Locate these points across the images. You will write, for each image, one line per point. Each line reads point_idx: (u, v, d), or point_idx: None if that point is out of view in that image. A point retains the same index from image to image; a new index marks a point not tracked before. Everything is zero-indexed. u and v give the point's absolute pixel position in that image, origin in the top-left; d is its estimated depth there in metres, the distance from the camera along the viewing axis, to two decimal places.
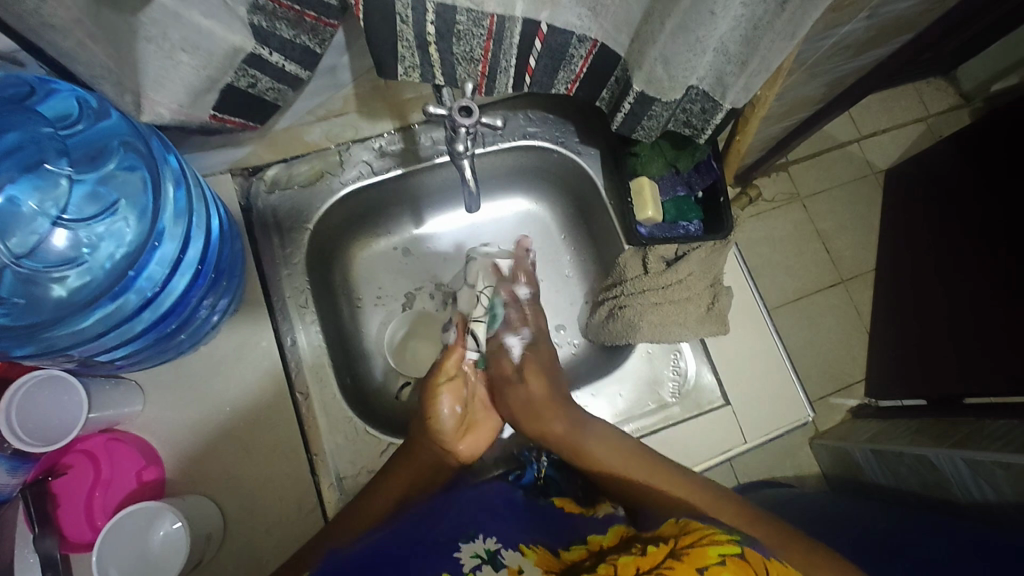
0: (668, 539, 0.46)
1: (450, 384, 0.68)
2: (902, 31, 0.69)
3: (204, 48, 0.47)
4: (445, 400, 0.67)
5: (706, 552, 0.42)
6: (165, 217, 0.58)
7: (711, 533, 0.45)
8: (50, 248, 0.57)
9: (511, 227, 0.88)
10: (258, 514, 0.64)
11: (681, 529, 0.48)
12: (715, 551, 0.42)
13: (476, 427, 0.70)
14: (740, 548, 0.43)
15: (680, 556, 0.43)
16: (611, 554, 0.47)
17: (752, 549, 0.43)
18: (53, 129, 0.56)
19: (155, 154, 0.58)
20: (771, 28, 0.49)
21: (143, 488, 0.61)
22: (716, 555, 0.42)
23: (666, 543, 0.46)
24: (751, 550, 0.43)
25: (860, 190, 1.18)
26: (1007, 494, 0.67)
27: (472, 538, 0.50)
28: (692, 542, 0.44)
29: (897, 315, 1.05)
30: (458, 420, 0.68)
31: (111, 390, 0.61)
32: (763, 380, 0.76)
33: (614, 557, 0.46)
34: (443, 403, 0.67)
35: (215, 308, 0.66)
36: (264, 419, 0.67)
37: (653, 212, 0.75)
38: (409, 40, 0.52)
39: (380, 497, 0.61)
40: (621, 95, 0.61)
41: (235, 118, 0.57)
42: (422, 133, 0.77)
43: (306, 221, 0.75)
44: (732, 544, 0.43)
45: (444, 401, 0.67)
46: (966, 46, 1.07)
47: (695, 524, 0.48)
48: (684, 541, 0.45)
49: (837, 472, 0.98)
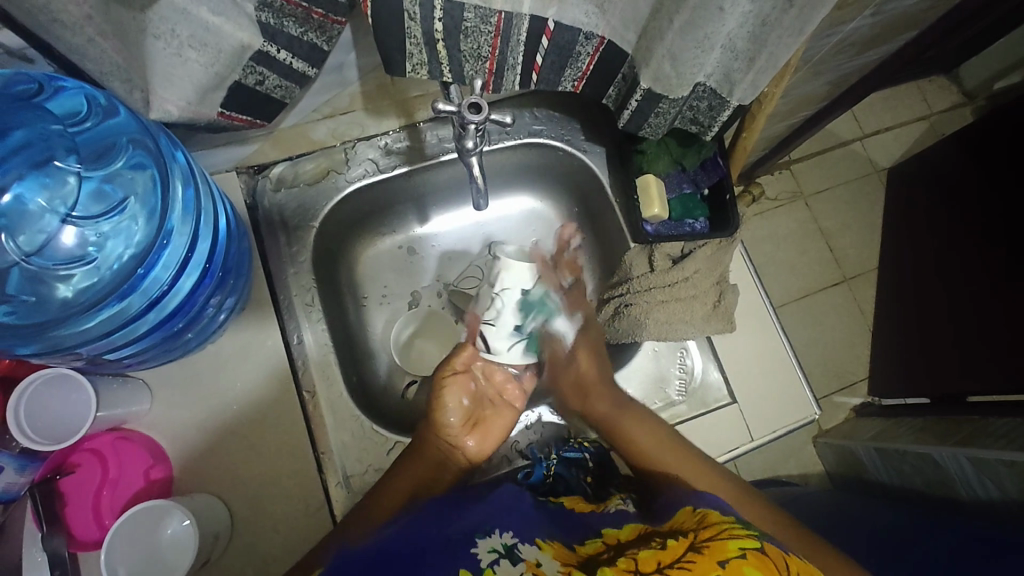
0: (687, 532, 0.46)
1: (459, 381, 0.65)
2: (908, 28, 0.69)
3: (213, 45, 0.47)
4: (451, 396, 0.64)
5: (726, 546, 0.42)
6: (174, 216, 0.58)
7: (729, 527, 0.45)
8: (58, 246, 0.57)
9: (517, 225, 0.88)
10: (266, 512, 0.64)
11: (697, 524, 0.48)
12: (736, 544, 0.42)
13: (487, 424, 0.68)
14: (760, 543, 0.43)
15: (701, 549, 0.43)
16: (631, 548, 0.47)
17: (771, 545, 0.43)
18: (62, 126, 0.56)
19: (164, 151, 0.58)
20: (779, 24, 0.49)
21: (151, 486, 0.61)
22: (736, 548, 0.42)
23: (686, 536, 0.46)
24: (770, 545, 0.43)
25: (864, 188, 1.18)
26: (1011, 492, 0.66)
27: (488, 533, 0.50)
28: (711, 537, 0.44)
29: (900, 313, 1.05)
30: (466, 417, 0.65)
31: (117, 388, 0.61)
32: (768, 378, 0.76)
33: (634, 551, 0.45)
34: (449, 398, 0.64)
35: (222, 307, 0.66)
36: (271, 418, 0.67)
37: (659, 210, 0.75)
38: (416, 37, 0.52)
39: (398, 483, 0.62)
40: (627, 92, 0.61)
41: (242, 115, 0.57)
42: (428, 130, 0.77)
43: (312, 220, 0.74)
44: (751, 539, 0.43)
45: (451, 395, 0.64)
46: (969, 43, 1.07)
47: (714, 517, 0.48)
48: (703, 534, 0.45)
49: (841, 470, 0.97)
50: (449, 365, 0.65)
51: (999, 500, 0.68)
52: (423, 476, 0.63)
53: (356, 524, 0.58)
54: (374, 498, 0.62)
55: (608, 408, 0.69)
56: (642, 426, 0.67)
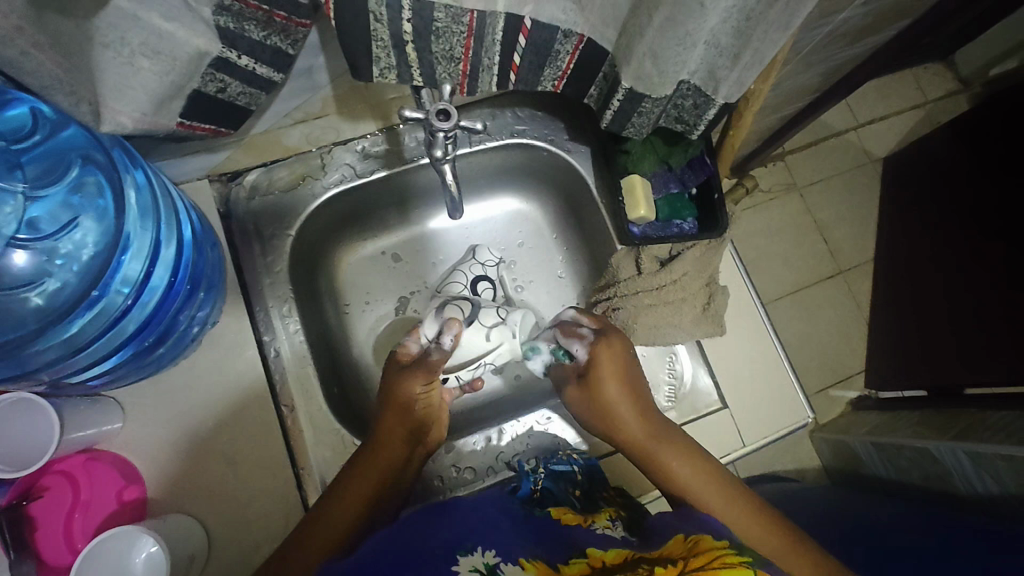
0: (676, 560, 0.45)
1: (435, 386, 0.68)
2: (899, 17, 0.67)
3: (166, 52, 0.45)
4: (412, 399, 0.66)
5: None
6: (129, 227, 0.58)
7: (721, 555, 0.45)
8: (11, 268, 0.57)
9: (500, 228, 0.86)
10: (247, 527, 0.63)
11: (687, 551, 0.47)
12: None
13: (441, 416, 0.70)
14: (753, 570, 0.43)
15: None
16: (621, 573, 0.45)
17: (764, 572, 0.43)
18: (6, 143, 0.53)
19: (117, 164, 0.57)
20: (764, 19, 0.47)
21: (124, 509, 0.59)
22: None
23: (676, 564, 0.45)
24: (764, 572, 0.43)
25: (858, 179, 1.16)
26: (1009, 486, 0.65)
27: (469, 551, 0.49)
28: (702, 566, 0.44)
29: (895, 307, 1.03)
30: (428, 412, 0.68)
31: (86, 410, 0.59)
32: (760, 380, 0.75)
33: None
34: (414, 387, 0.65)
35: (194, 319, 0.64)
36: (249, 433, 0.65)
37: (645, 211, 0.72)
38: (384, 39, 0.50)
39: (360, 469, 0.63)
40: (609, 92, 0.59)
41: (204, 124, 0.55)
42: (406, 133, 0.74)
43: (287, 228, 0.72)
44: (743, 567, 0.43)
45: (415, 385, 0.65)
46: (965, 31, 1.04)
47: (705, 543, 0.48)
48: (693, 563, 0.44)
49: (838, 465, 0.96)
50: (423, 378, 0.66)
51: (997, 497, 0.67)
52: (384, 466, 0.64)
53: (323, 530, 0.59)
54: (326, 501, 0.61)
55: (639, 434, 0.65)
56: (683, 459, 0.63)
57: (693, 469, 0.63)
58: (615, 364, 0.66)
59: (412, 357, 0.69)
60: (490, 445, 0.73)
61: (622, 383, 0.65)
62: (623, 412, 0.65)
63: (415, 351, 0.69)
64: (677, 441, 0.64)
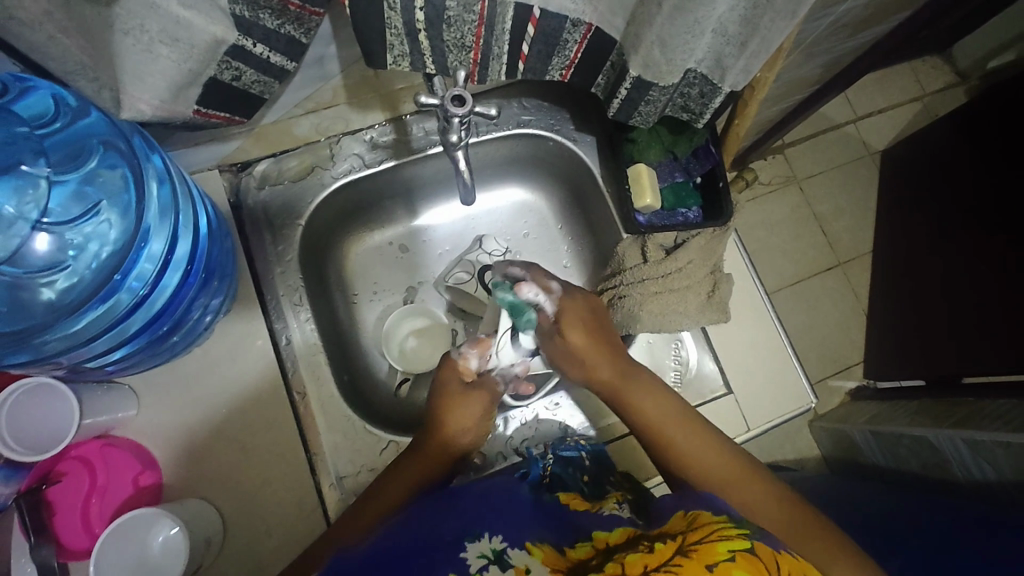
0: (675, 536, 0.46)
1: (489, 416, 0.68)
2: (899, 9, 0.68)
3: (184, 40, 0.45)
4: (463, 424, 0.66)
5: (715, 549, 0.43)
6: (149, 215, 0.58)
7: (720, 528, 0.46)
8: (32, 253, 0.56)
9: (506, 218, 0.87)
10: (259, 512, 0.64)
11: (688, 526, 0.48)
12: (726, 547, 0.43)
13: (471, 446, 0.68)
14: (750, 543, 0.44)
15: (689, 552, 0.43)
16: (620, 552, 0.46)
17: (761, 544, 0.44)
18: (28, 128, 0.54)
19: (137, 152, 0.58)
20: (771, 8, 0.48)
21: (140, 493, 0.60)
22: (724, 551, 0.42)
23: (674, 540, 0.46)
24: (761, 544, 0.44)
25: (857, 171, 1.17)
26: (1007, 471, 0.66)
27: (478, 537, 0.50)
28: (700, 539, 0.45)
29: (893, 297, 1.05)
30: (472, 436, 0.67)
31: (102, 395, 0.61)
32: (763, 367, 0.76)
33: (621, 556, 0.45)
34: (466, 413, 0.66)
35: (207, 308, 0.65)
36: (260, 421, 0.66)
37: (651, 200, 0.74)
38: (397, 28, 0.51)
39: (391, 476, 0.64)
40: (616, 81, 0.59)
41: (220, 113, 0.56)
42: (414, 124, 0.75)
43: (297, 218, 0.73)
44: (740, 539, 0.44)
45: (468, 411, 0.66)
46: (964, 24, 1.06)
47: (704, 518, 0.49)
48: (691, 537, 0.45)
49: (836, 454, 0.98)
50: (481, 406, 0.66)
51: (994, 482, 0.68)
52: (414, 474, 0.64)
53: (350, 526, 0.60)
54: (363, 502, 0.62)
55: (611, 375, 0.66)
56: (652, 397, 0.65)
57: (661, 406, 0.64)
58: (585, 315, 0.68)
59: (472, 374, 0.68)
60: (497, 433, 0.74)
61: (589, 328, 0.67)
62: (593, 353, 0.66)
63: (473, 364, 0.68)
64: (647, 379, 0.66)
